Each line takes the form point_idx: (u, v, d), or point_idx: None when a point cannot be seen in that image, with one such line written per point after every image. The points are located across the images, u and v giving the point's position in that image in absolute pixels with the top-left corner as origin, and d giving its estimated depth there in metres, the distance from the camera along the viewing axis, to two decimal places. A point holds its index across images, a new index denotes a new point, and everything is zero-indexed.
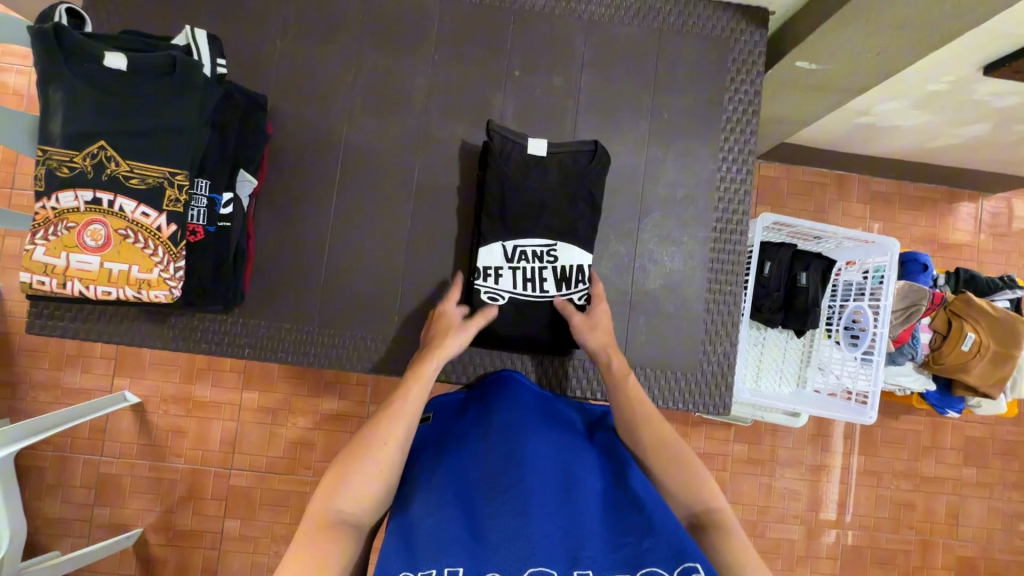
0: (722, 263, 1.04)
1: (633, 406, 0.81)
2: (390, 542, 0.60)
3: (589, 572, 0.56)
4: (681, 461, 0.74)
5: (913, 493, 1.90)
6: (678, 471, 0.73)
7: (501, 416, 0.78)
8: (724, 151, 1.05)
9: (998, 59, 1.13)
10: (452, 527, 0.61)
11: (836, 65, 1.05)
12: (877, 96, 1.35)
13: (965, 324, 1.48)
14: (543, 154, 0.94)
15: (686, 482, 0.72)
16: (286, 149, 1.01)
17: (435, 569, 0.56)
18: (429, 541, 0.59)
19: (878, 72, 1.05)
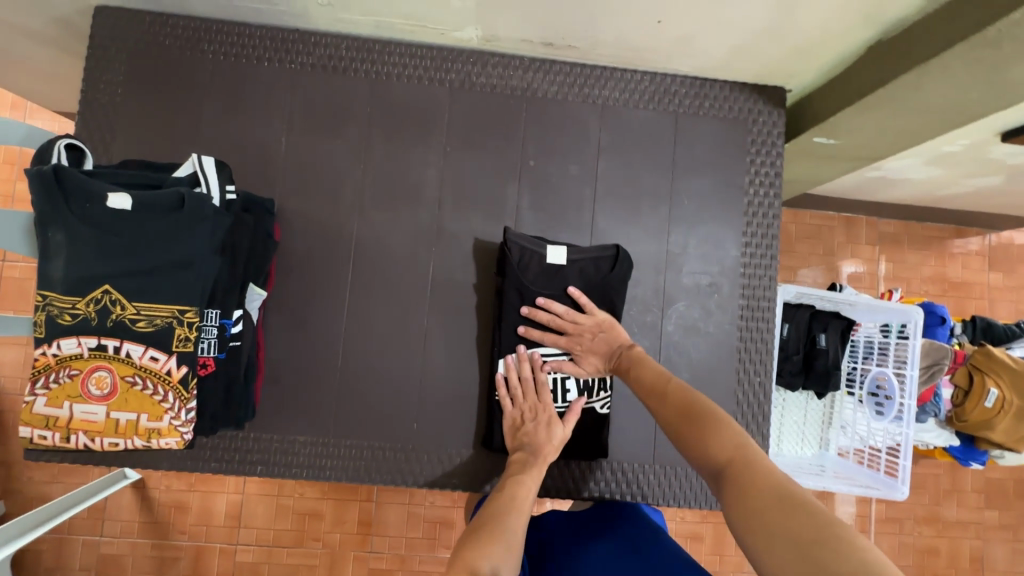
0: (750, 354, 1.01)
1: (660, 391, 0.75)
2: None
3: None
4: (703, 412, 0.68)
5: (936, 538, 1.87)
6: (698, 426, 0.67)
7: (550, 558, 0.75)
8: (747, 236, 1.02)
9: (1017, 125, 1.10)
10: None
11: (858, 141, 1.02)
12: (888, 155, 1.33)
13: (986, 379, 1.45)
14: (564, 262, 0.92)
15: (707, 434, 0.65)
16: (293, 249, 0.96)
17: None
18: None
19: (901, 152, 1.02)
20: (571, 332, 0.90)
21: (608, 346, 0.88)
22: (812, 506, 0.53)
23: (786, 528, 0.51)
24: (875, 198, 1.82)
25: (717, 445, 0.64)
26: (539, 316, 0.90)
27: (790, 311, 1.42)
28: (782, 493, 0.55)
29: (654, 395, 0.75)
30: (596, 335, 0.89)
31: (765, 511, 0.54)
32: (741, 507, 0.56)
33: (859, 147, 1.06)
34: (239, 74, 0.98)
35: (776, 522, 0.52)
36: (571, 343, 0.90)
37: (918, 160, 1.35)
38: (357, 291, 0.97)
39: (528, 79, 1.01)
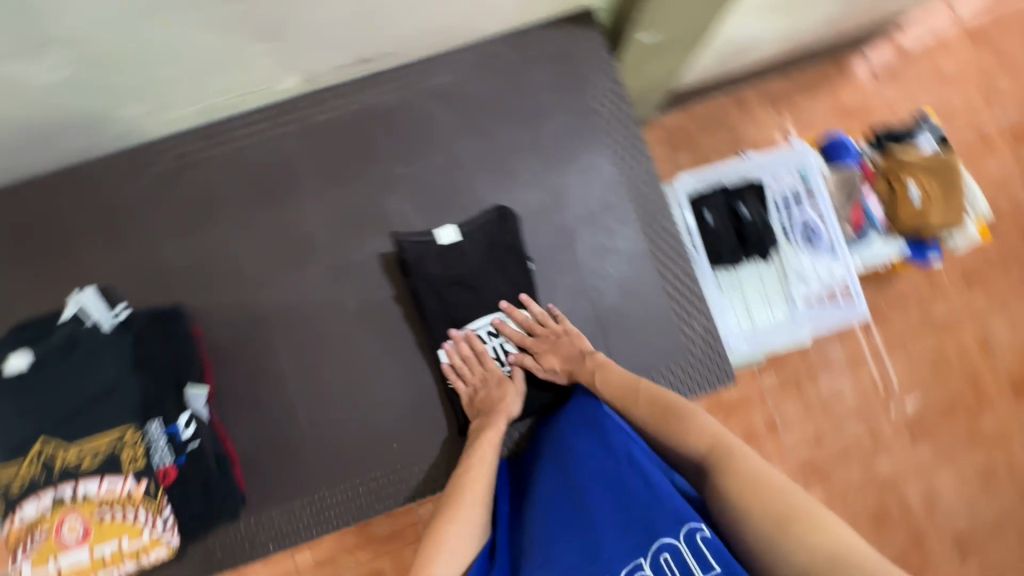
0: (664, 249, 1.05)
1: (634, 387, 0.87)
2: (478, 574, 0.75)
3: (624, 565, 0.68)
4: (676, 415, 0.81)
5: (939, 341, 1.94)
6: (676, 429, 0.80)
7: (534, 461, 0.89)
8: (614, 148, 1.07)
9: None
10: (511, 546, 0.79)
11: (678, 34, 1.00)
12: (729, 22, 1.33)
13: (904, 178, 1.53)
14: (457, 238, 0.94)
15: (687, 430, 0.79)
16: (218, 341, 0.99)
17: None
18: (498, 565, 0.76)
19: None
20: (538, 335, 0.96)
21: (573, 348, 0.95)
22: (777, 483, 0.69)
23: (769, 512, 0.66)
24: (747, 65, 1.88)
25: (695, 443, 0.77)
26: (513, 316, 0.96)
27: (705, 196, 1.48)
28: (750, 478, 0.70)
29: (629, 397, 0.87)
30: (560, 338, 0.96)
31: (747, 497, 0.68)
32: (726, 501, 0.70)
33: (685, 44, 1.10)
34: (99, 209, 1.00)
35: (762, 511, 0.67)
36: (536, 344, 0.96)
37: (757, 15, 1.40)
38: (294, 352, 1.00)
39: (363, 98, 1.05)
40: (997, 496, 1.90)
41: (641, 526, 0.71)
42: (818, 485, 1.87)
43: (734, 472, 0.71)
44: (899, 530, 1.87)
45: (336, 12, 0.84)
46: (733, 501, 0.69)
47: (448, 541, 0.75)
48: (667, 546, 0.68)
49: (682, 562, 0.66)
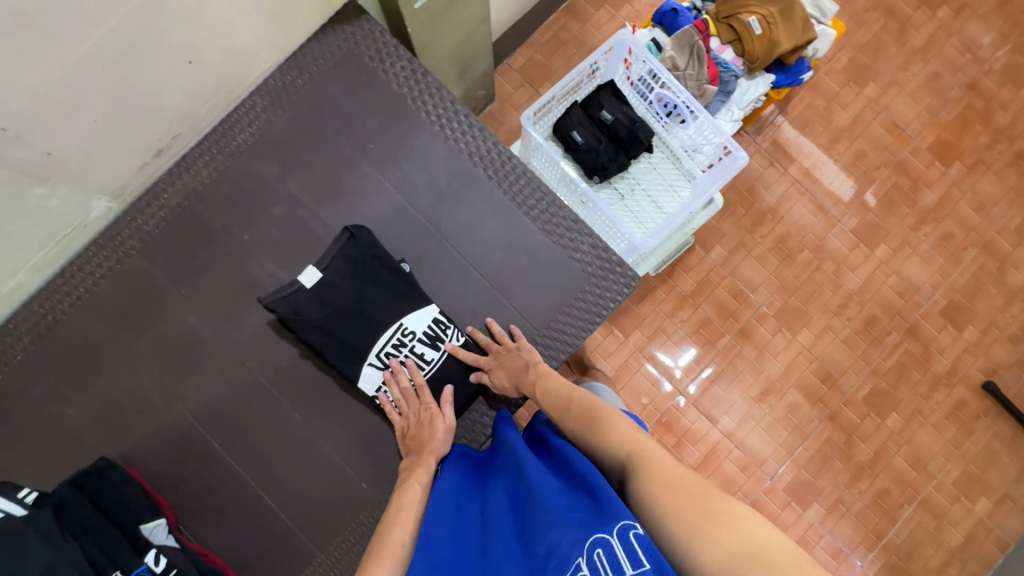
0: (523, 192, 1.05)
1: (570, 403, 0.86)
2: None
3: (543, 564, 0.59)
4: (601, 419, 0.80)
5: (852, 146, 1.97)
6: (597, 429, 0.80)
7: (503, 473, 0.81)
8: (435, 121, 1.05)
9: None
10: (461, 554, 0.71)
11: None
12: None
13: (741, 16, 1.51)
14: (321, 274, 0.93)
15: (608, 434, 0.78)
16: (160, 470, 0.99)
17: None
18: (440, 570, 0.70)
19: None
20: (494, 352, 0.98)
21: (517, 363, 0.94)
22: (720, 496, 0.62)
23: (667, 500, 0.63)
24: None
25: (614, 443, 0.76)
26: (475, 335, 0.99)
27: (568, 119, 1.46)
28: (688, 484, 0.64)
29: (561, 408, 0.87)
30: (511, 353, 0.96)
31: (646, 488, 0.66)
32: (630, 501, 0.68)
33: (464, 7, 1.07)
34: None
35: (671, 506, 0.62)
36: (491, 362, 0.97)
37: None
38: (235, 445, 1.00)
39: (181, 185, 1.03)
40: (964, 259, 1.94)
41: (577, 526, 0.60)
42: (802, 327, 1.91)
43: (638, 465, 0.70)
44: (891, 331, 1.91)
45: (94, 123, 0.85)
46: (636, 496, 0.67)
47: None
48: (599, 541, 0.56)
49: (612, 559, 0.54)
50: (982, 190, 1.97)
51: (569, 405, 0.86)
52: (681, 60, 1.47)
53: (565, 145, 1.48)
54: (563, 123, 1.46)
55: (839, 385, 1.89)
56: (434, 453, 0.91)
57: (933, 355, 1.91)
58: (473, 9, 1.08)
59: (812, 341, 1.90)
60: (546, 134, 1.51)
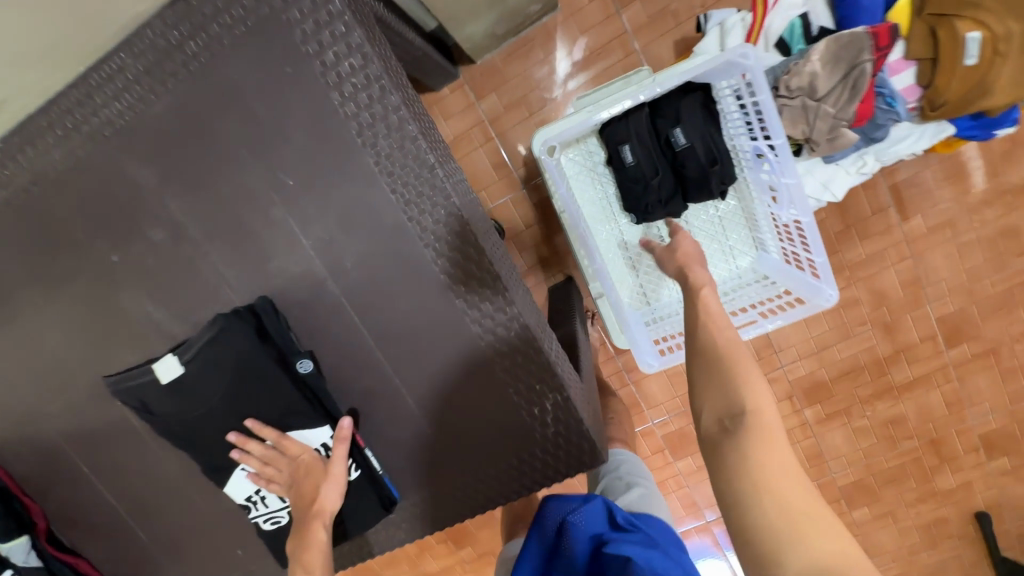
0: (485, 310, 0.73)
1: (715, 329, 0.68)
2: None
3: None
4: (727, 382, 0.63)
5: (1010, 215, 1.42)
6: (715, 383, 0.64)
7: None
8: (389, 172, 0.68)
9: None
10: None
11: None
12: None
13: (958, 24, 0.92)
14: (181, 371, 0.69)
15: (728, 395, 0.63)
16: (28, 477, 0.90)
17: None
18: None
19: None
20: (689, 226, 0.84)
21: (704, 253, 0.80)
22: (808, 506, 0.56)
23: (783, 516, 0.54)
24: None
25: (728, 406, 0.62)
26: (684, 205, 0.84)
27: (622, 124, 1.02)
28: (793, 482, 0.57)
29: (710, 328, 0.69)
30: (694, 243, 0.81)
31: (758, 487, 0.56)
32: (731, 485, 0.58)
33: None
34: None
35: (777, 519, 0.55)
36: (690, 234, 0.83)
37: None
38: (106, 476, 0.90)
39: (27, 163, 0.73)
40: None
41: None
42: (816, 402, 1.66)
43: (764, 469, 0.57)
44: (913, 436, 1.66)
45: None
46: (738, 484, 0.58)
47: None
48: None
49: None
50: None
51: (703, 334, 0.68)
52: (824, 82, 0.93)
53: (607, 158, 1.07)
54: (613, 128, 1.03)
55: (823, 466, 1.72)
56: (325, 515, 0.74)
57: (944, 472, 1.68)
58: None
59: (818, 419, 1.67)
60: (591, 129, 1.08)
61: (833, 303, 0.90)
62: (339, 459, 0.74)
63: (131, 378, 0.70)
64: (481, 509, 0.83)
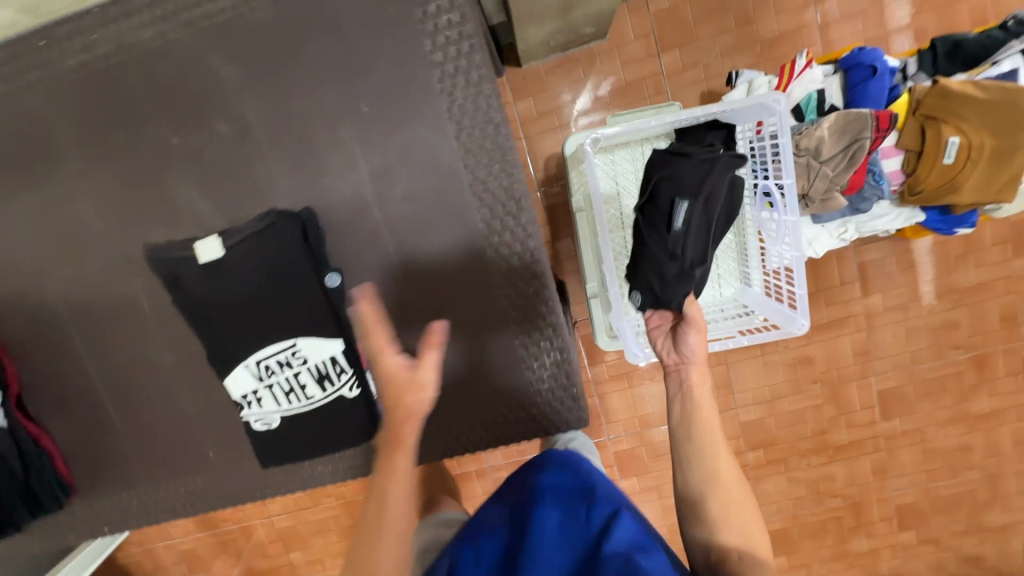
0: (512, 265, 0.80)
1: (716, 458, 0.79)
2: None
3: None
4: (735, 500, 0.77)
5: (952, 311, 1.61)
6: (725, 517, 0.75)
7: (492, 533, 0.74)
8: (456, 122, 0.76)
9: None
10: None
11: None
12: None
13: (944, 128, 1.09)
14: (223, 253, 0.74)
15: (730, 520, 0.75)
16: (14, 340, 0.90)
17: None
18: None
19: None
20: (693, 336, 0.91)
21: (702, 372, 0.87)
22: None
23: None
24: None
25: (740, 537, 0.74)
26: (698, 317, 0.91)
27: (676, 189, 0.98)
28: None
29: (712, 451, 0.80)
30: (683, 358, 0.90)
31: None
32: None
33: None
34: None
35: None
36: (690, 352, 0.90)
37: None
38: (96, 355, 0.91)
39: (114, 36, 0.77)
40: (961, 475, 1.74)
41: None
42: (759, 448, 1.77)
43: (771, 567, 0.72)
44: (838, 496, 1.79)
45: None
46: None
47: None
48: None
49: None
50: None
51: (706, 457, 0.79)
52: (829, 148, 1.08)
53: (654, 214, 0.99)
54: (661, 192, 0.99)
55: None
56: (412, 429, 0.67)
57: (858, 534, 1.81)
58: None
59: (757, 463, 1.78)
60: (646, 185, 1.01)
61: (803, 332, 1.02)
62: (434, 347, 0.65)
63: (179, 249, 0.75)
64: (457, 448, 0.88)
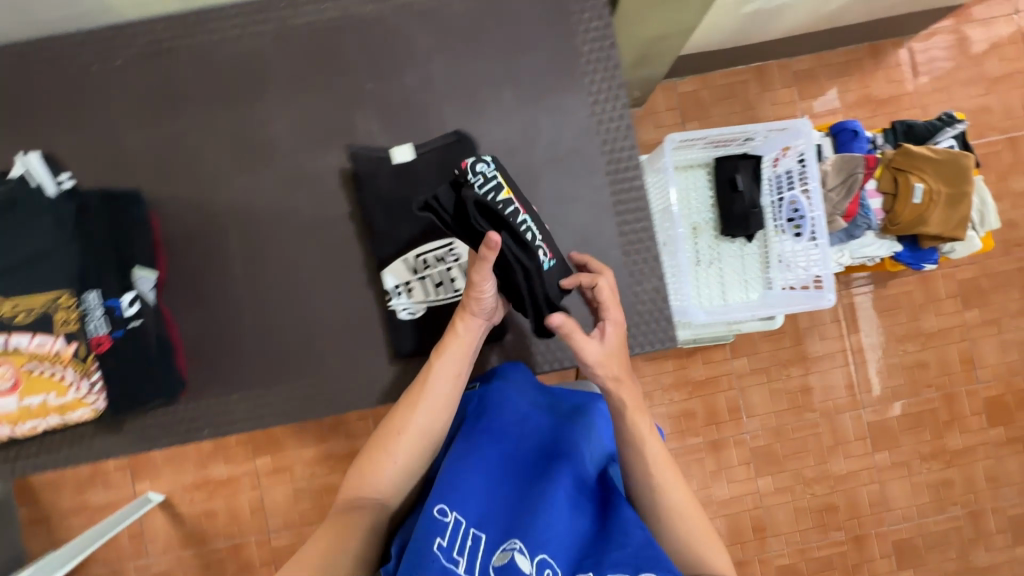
0: (626, 203, 1.03)
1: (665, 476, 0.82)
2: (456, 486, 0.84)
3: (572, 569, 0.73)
4: (696, 529, 0.80)
5: (921, 352, 1.91)
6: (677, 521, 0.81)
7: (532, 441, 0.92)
8: (594, 93, 1.02)
9: None
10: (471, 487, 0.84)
11: None
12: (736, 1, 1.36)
13: (911, 177, 1.45)
14: (411, 159, 0.95)
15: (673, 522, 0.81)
16: (173, 235, 1.00)
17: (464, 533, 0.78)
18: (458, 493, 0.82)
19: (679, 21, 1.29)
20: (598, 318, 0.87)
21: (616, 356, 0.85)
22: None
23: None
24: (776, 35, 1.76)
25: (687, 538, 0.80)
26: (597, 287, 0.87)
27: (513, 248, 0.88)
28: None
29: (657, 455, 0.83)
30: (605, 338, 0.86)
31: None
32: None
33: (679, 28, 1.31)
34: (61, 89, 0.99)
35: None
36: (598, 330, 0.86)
37: None
38: (247, 255, 1.02)
39: (343, 6, 1.02)
40: (945, 511, 1.90)
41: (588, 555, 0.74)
42: (768, 474, 1.88)
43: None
44: (841, 529, 1.88)
45: None
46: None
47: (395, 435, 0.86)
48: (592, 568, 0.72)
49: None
50: (1005, 464, 1.92)
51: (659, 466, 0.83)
52: (832, 179, 1.43)
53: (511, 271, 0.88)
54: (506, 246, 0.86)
55: (765, 542, 1.87)
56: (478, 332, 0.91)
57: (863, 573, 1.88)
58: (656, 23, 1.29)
59: (768, 491, 1.88)
60: (504, 190, 0.84)
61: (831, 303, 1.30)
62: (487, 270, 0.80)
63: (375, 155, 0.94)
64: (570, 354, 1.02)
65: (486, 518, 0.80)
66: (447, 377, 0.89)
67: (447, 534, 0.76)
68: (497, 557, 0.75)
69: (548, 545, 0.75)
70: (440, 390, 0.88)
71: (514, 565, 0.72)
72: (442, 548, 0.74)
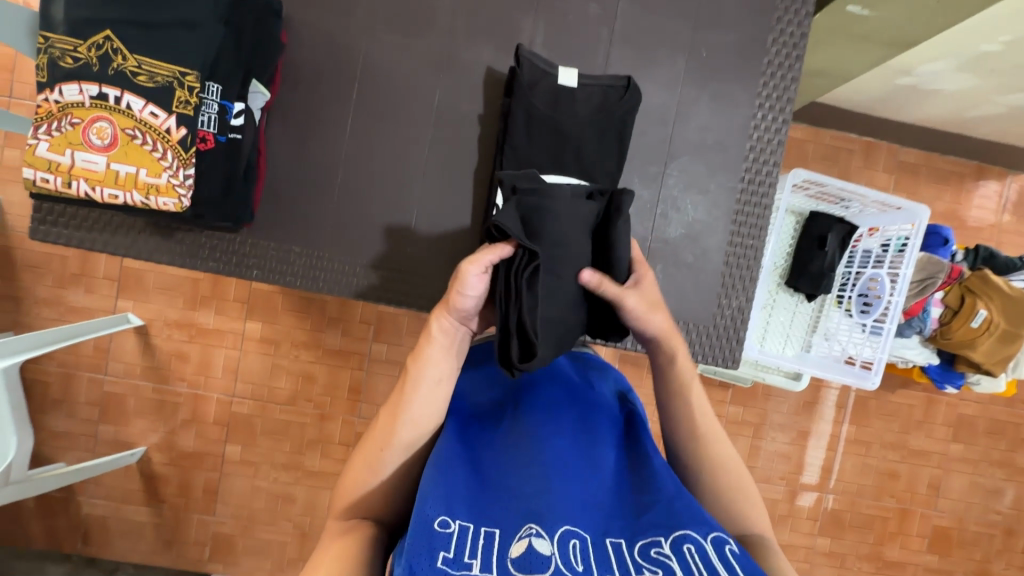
0: (746, 217, 1.01)
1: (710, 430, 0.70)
2: (448, 467, 0.61)
3: (621, 539, 0.56)
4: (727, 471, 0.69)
5: (898, 464, 1.97)
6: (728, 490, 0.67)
7: (528, 405, 0.73)
8: (761, 97, 0.99)
9: (983, 53, 1.21)
10: (461, 479, 0.60)
11: (876, 27, 1.08)
12: (908, 63, 1.32)
13: (978, 301, 1.46)
14: (574, 86, 0.89)
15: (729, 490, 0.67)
16: (299, 64, 0.94)
17: (473, 525, 0.54)
18: (454, 481, 0.59)
19: (845, 62, 1.24)
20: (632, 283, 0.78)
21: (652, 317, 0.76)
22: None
23: None
24: (907, 118, 1.74)
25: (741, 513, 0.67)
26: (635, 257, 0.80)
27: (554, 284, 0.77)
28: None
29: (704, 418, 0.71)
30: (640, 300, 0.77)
31: None
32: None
33: (842, 73, 1.28)
34: None
35: None
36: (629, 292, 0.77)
37: (953, 63, 1.28)
38: (361, 115, 0.96)
39: None
40: None
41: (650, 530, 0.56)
42: None
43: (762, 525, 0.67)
44: None
45: None
46: None
47: (366, 466, 0.65)
48: (654, 542, 0.54)
49: (707, 563, 0.51)
50: None
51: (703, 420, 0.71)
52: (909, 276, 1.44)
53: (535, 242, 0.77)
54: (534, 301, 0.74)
55: None
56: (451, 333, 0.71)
57: None
58: (822, 55, 1.25)
59: None
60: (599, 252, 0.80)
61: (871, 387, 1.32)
62: (477, 268, 0.69)
63: (545, 68, 0.89)
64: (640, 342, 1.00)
65: (477, 510, 0.57)
66: (425, 390, 0.68)
67: (452, 544, 0.51)
68: (512, 548, 0.52)
69: (567, 522, 0.56)
70: (425, 400, 0.68)
71: (536, 552, 0.51)
72: (449, 564, 0.48)
